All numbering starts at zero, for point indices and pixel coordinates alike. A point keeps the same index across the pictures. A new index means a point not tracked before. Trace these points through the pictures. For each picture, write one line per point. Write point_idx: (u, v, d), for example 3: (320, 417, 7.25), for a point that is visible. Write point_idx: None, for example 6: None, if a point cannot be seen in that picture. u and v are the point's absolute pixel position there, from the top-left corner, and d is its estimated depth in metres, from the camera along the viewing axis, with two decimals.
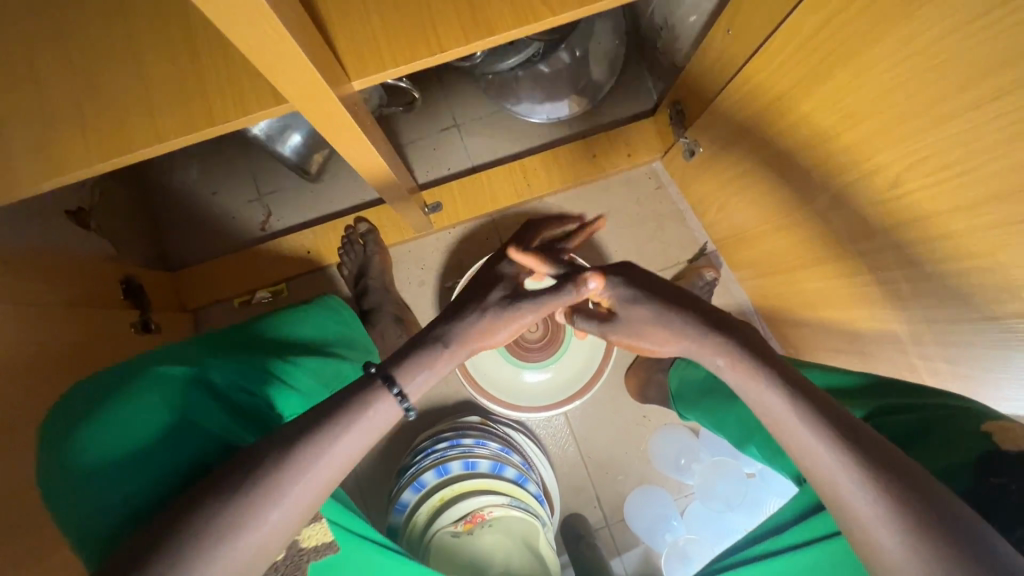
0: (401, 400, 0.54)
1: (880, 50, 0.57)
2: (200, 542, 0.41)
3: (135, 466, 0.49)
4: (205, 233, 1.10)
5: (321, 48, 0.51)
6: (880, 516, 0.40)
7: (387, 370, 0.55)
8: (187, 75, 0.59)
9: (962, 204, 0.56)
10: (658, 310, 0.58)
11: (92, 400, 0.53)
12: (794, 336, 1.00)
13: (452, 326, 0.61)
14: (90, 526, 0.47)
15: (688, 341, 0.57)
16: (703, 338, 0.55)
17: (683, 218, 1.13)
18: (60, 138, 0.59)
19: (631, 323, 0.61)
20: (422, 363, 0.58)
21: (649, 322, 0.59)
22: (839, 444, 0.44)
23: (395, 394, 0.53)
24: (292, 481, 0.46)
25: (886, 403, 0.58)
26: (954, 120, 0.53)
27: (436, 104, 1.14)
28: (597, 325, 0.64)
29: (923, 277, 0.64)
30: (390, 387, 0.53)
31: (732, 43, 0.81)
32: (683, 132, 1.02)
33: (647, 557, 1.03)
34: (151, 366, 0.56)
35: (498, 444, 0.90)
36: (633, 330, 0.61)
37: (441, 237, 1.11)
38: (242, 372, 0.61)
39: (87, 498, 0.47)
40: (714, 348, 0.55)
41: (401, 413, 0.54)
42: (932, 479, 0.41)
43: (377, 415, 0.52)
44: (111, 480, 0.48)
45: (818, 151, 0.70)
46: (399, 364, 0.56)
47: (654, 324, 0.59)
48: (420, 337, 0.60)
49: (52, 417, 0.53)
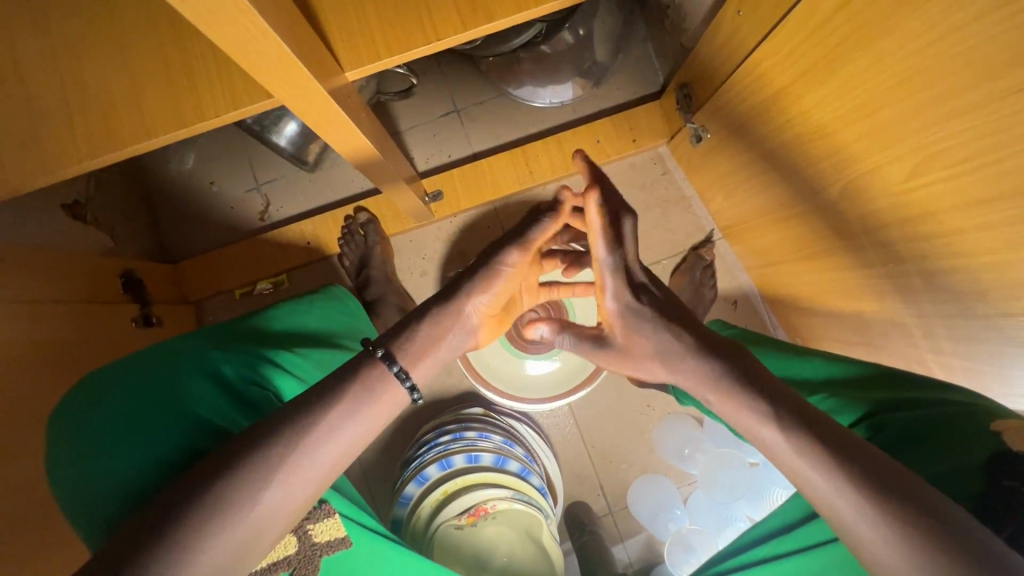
0: (387, 361, 0.52)
1: (901, 36, 0.54)
2: (188, 540, 0.40)
3: (139, 456, 0.49)
4: (204, 222, 1.09)
5: (309, 42, 0.48)
6: (881, 531, 0.39)
7: (384, 345, 0.54)
8: (176, 68, 0.57)
9: (979, 199, 0.54)
10: (669, 354, 0.56)
11: (102, 393, 0.54)
12: (801, 324, 0.98)
13: (449, 303, 0.60)
14: (95, 511, 0.47)
15: (682, 368, 0.55)
16: (699, 363, 0.54)
17: (689, 204, 1.11)
18: (48, 133, 0.57)
19: (632, 352, 0.59)
20: (424, 339, 0.56)
21: (652, 360, 0.57)
22: (836, 467, 0.42)
23: (383, 359, 0.52)
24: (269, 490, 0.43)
25: (888, 397, 0.57)
26: (978, 110, 0.50)
27: (436, 89, 1.11)
28: (587, 342, 0.63)
29: (937, 270, 0.62)
30: (389, 364, 0.52)
31: (743, 25, 0.77)
32: (691, 116, 0.98)
33: (649, 544, 1.05)
34: (158, 361, 0.56)
35: (500, 436, 0.89)
36: (633, 361, 0.59)
37: (443, 227, 1.09)
38: (251, 363, 0.60)
39: (93, 485, 0.48)
40: (704, 383, 0.53)
41: (406, 397, 0.53)
42: (931, 494, 0.40)
43: (376, 400, 0.50)
44: (116, 468, 0.48)
45: (833, 139, 0.67)
46: (396, 339, 0.55)
47: (654, 364, 0.57)
48: (415, 313, 0.58)
49: (68, 403, 0.54)
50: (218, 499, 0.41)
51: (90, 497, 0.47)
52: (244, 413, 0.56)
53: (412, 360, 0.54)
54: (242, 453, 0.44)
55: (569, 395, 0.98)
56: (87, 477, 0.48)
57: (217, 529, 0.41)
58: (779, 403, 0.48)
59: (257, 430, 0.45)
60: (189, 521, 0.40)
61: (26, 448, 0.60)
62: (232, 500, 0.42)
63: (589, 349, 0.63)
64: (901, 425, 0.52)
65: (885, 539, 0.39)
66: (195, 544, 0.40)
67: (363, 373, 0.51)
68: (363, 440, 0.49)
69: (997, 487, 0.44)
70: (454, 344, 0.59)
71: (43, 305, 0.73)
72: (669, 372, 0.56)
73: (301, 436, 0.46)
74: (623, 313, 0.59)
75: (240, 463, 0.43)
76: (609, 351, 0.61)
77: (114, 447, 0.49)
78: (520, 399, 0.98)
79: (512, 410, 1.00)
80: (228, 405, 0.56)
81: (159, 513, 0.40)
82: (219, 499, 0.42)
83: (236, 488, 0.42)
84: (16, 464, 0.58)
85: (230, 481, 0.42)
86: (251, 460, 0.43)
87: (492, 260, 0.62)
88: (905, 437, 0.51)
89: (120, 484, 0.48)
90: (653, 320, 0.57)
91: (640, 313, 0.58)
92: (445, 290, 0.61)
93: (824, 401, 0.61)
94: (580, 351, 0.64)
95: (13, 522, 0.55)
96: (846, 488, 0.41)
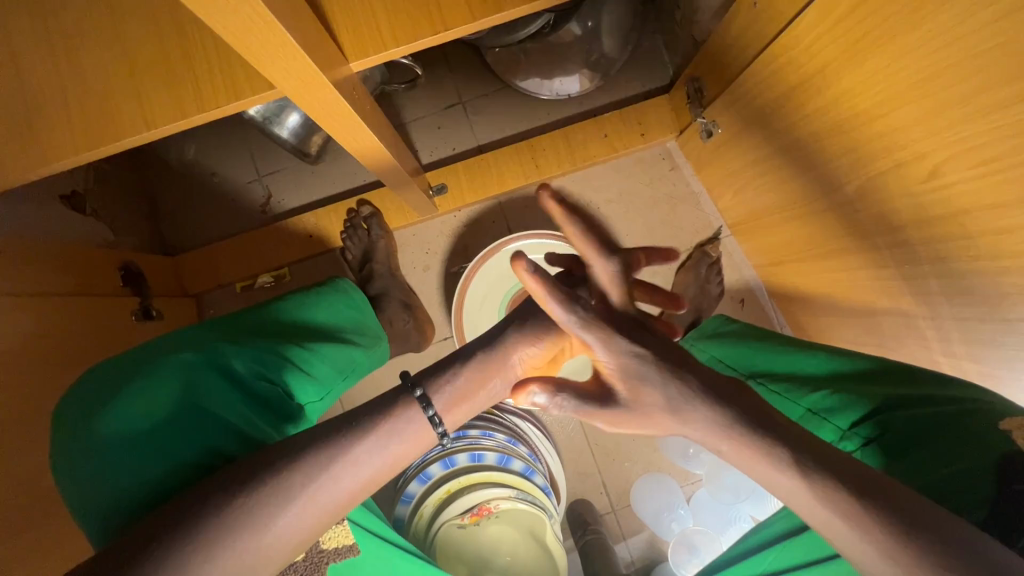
0: (424, 404, 0.50)
1: (926, 31, 0.52)
2: (204, 550, 0.38)
3: (149, 454, 0.48)
4: (206, 215, 1.08)
5: (314, 33, 0.46)
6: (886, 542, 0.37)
7: (421, 383, 0.51)
8: (175, 58, 0.55)
9: (996, 202, 0.52)
10: (678, 396, 0.44)
11: (108, 385, 0.52)
12: (809, 322, 0.97)
13: (491, 348, 0.55)
14: (104, 509, 0.46)
15: (691, 431, 0.44)
16: (709, 423, 0.43)
17: (697, 200, 1.10)
18: (41, 122, 0.56)
19: (640, 408, 0.45)
20: (463, 385, 0.52)
21: (661, 412, 0.44)
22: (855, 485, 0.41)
23: (429, 414, 0.49)
24: (285, 501, 0.42)
25: (892, 393, 0.55)
26: (1001, 111, 0.48)
27: (441, 80, 1.09)
28: (594, 405, 0.45)
29: (954, 272, 0.61)
30: (424, 407, 0.50)
31: (758, 19, 0.75)
32: (700, 112, 0.97)
33: (653, 544, 1.03)
34: (166, 354, 0.54)
35: (504, 435, 0.86)
36: (641, 416, 0.45)
37: (447, 221, 1.08)
38: (262, 358, 0.58)
39: (102, 482, 0.47)
40: (714, 436, 0.44)
41: (435, 437, 0.51)
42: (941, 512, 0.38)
43: (397, 428, 0.48)
44: (126, 466, 0.47)
45: (849, 137, 0.66)
46: (433, 377, 0.52)
47: (665, 412, 0.44)
48: (460, 353, 0.55)
49: (72, 396, 0.53)
50: (230, 509, 0.40)
51: (100, 495, 0.47)
52: (256, 411, 0.55)
53: (448, 404, 0.51)
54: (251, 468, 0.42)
55: None
56: (94, 475, 0.47)
57: (230, 541, 0.39)
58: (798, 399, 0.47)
59: (281, 449, 0.44)
60: (203, 531, 0.39)
61: (27, 445, 0.59)
62: (243, 510, 0.40)
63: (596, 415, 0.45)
64: (904, 426, 0.52)
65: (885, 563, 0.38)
66: (207, 555, 0.38)
67: (396, 409, 0.49)
68: (383, 462, 0.47)
69: (1010, 493, 0.43)
70: (493, 391, 0.55)
71: (42, 298, 0.72)
72: (681, 425, 0.45)
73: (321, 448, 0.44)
74: (618, 362, 0.46)
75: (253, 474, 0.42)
76: (614, 410, 0.45)
77: (124, 444, 0.48)
78: (527, 399, 0.94)
79: (515, 407, 0.97)
80: (240, 402, 0.54)
81: (171, 519, 0.39)
82: (234, 507, 0.40)
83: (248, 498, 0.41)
84: (15, 463, 0.56)
85: (245, 490, 0.41)
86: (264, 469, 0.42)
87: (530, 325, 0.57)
88: (917, 438, 0.50)
89: (129, 483, 0.47)
90: (647, 364, 0.46)
91: (642, 359, 0.46)
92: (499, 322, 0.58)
93: (827, 397, 0.59)
94: (584, 415, 0.46)
95: (15, 520, 0.55)
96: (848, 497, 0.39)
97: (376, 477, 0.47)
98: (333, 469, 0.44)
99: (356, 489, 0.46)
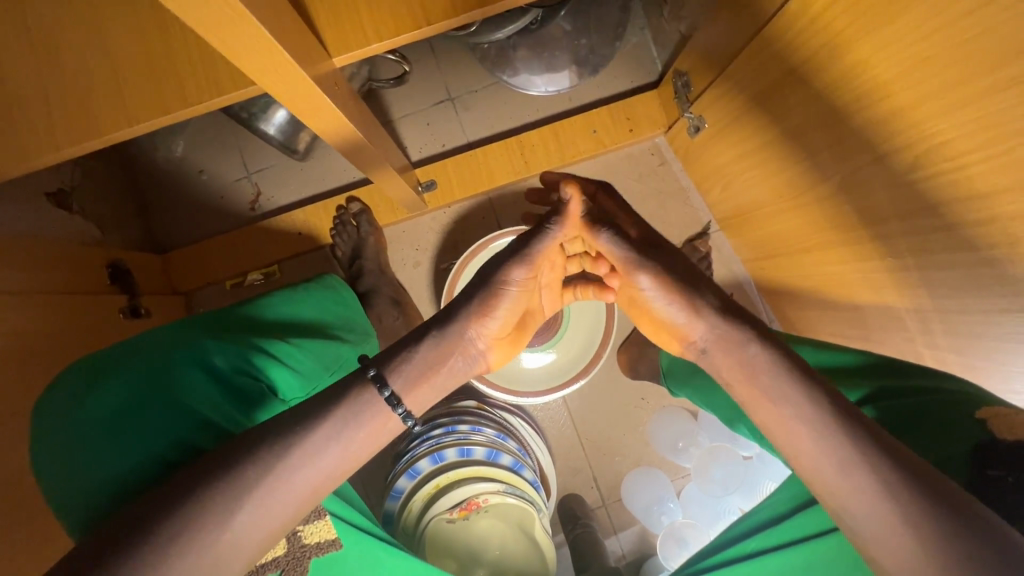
0: (379, 386, 0.48)
1: (906, 22, 0.52)
2: (176, 543, 0.39)
3: (127, 449, 0.48)
4: (194, 213, 1.08)
5: (295, 28, 0.47)
6: (901, 528, 0.39)
7: (379, 368, 0.50)
8: (155, 55, 0.55)
9: (975, 193, 0.52)
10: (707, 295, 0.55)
11: (91, 381, 0.52)
12: (797, 317, 0.98)
13: (449, 325, 0.54)
14: (83, 504, 0.47)
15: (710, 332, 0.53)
16: (732, 351, 0.51)
17: (686, 195, 1.10)
18: (25, 118, 0.56)
19: (671, 280, 0.56)
20: (424, 364, 0.52)
21: (682, 288, 0.56)
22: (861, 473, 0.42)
23: (386, 396, 0.48)
24: (257, 496, 0.42)
25: (876, 385, 0.56)
26: (980, 101, 0.49)
27: (429, 76, 1.09)
28: (631, 249, 0.59)
29: (936, 264, 0.61)
30: (379, 388, 0.48)
31: (744, 13, 0.76)
32: (688, 107, 0.96)
33: (643, 536, 1.04)
34: (149, 351, 0.55)
35: (494, 430, 0.88)
36: (676, 295, 0.55)
37: (436, 217, 1.08)
38: (243, 353, 0.57)
39: (82, 477, 0.47)
40: (747, 335, 0.51)
41: (402, 425, 0.50)
42: (961, 496, 0.38)
43: (357, 413, 0.47)
44: (104, 460, 0.47)
45: (832, 131, 0.66)
46: (391, 361, 0.50)
47: (698, 298, 0.55)
48: (415, 331, 0.54)
49: (55, 391, 0.53)
50: (201, 501, 0.40)
51: (78, 490, 0.47)
52: (235, 407, 0.55)
53: (408, 386, 0.50)
54: (222, 462, 0.42)
55: (568, 386, 0.96)
56: (73, 470, 0.47)
57: (201, 534, 0.39)
58: (787, 385, 0.47)
59: (255, 436, 0.44)
60: (173, 522, 0.39)
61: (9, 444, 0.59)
62: (214, 503, 0.40)
63: (630, 254, 0.58)
64: (889, 419, 0.52)
65: (896, 538, 0.39)
66: (178, 547, 0.39)
67: (349, 397, 0.47)
68: (352, 456, 0.46)
69: (985, 479, 0.43)
70: (454, 369, 0.54)
71: (27, 295, 0.72)
72: (701, 314, 0.54)
73: (298, 443, 0.44)
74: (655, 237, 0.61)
75: (227, 470, 0.42)
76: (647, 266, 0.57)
77: (104, 438, 0.48)
78: (519, 394, 0.95)
79: (504, 403, 0.98)
80: (218, 397, 0.54)
81: (144, 512, 0.40)
82: (206, 503, 0.40)
83: (218, 492, 0.41)
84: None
85: (218, 485, 0.41)
86: (237, 464, 0.42)
87: (495, 276, 0.57)
88: (897, 429, 0.51)
89: (107, 477, 0.47)
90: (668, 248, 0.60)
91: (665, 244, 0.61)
92: (494, 261, 0.59)
93: None
94: (620, 246, 0.59)
95: None
96: (845, 479, 0.42)
97: (349, 473, 0.47)
98: (302, 464, 0.44)
99: (328, 483, 0.46)
